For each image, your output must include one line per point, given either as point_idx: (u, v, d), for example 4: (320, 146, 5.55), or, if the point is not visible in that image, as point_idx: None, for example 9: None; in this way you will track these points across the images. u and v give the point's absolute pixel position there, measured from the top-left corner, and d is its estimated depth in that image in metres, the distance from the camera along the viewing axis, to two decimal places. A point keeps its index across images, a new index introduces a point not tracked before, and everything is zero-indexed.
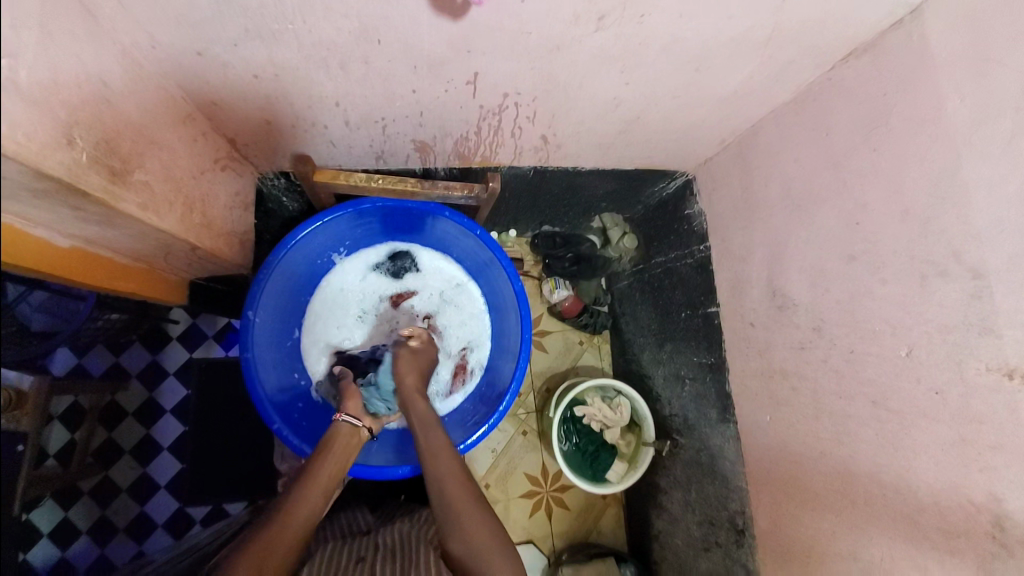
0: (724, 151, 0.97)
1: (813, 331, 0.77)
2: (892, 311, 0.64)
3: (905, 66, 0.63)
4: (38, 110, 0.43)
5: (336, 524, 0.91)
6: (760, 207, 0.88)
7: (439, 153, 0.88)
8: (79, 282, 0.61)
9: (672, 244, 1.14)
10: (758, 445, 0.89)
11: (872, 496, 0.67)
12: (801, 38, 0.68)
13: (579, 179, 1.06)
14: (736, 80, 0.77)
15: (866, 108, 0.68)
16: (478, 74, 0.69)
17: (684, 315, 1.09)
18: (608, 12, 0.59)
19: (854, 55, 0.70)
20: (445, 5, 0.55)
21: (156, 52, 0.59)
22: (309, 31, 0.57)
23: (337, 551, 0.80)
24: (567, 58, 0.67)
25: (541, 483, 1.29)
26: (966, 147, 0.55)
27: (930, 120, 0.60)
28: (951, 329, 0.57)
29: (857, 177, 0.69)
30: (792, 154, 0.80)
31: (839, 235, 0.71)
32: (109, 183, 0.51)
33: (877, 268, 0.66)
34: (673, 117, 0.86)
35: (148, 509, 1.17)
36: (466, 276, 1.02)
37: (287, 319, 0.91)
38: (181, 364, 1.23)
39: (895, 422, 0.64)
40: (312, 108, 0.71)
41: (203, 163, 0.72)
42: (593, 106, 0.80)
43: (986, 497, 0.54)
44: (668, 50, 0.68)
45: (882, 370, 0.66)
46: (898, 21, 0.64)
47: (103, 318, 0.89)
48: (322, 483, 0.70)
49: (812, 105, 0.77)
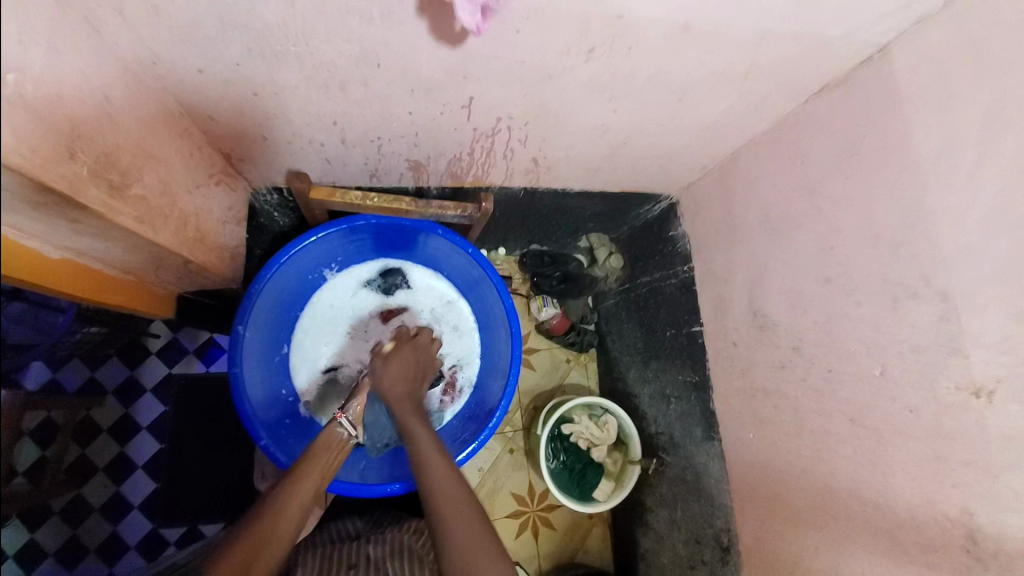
0: (706, 176, 1.01)
1: (793, 350, 0.79)
2: (867, 331, 0.67)
3: (872, 102, 0.68)
4: (44, 123, 0.43)
5: (324, 532, 0.89)
6: (741, 230, 0.91)
7: (432, 172, 0.90)
8: (65, 293, 0.60)
9: (657, 264, 1.17)
10: (742, 463, 0.90)
11: (852, 512, 0.68)
12: (777, 74, 0.73)
13: (567, 201, 1.09)
14: (717, 110, 0.81)
15: (838, 139, 0.72)
16: (474, 98, 0.71)
17: (669, 334, 1.11)
18: (598, 45, 0.62)
19: (826, 89, 0.75)
20: (445, 34, 0.58)
21: (158, 68, 0.60)
22: (312, 54, 0.59)
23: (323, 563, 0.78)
24: (558, 86, 0.70)
25: (527, 502, 1.28)
26: (931, 178, 0.60)
27: (898, 152, 0.64)
28: (922, 350, 0.60)
29: (830, 203, 0.72)
30: (770, 181, 0.84)
31: (815, 258, 0.75)
32: (108, 196, 0.52)
33: (851, 290, 0.69)
34: (659, 143, 0.89)
35: (120, 528, 1.14)
36: (457, 294, 1.03)
37: (275, 335, 0.90)
38: (160, 379, 1.22)
39: (872, 439, 0.66)
40: (309, 126, 0.73)
41: (199, 177, 0.72)
42: (582, 132, 0.83)
43: (960, 512, 0.56)
44: (654, 81, 0.71)
45: (859, 389, 0.68)
46: (867, 60, 0.69)
47: (82, 332, 0.88)
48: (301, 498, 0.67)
49: (789, 135, 0.81)
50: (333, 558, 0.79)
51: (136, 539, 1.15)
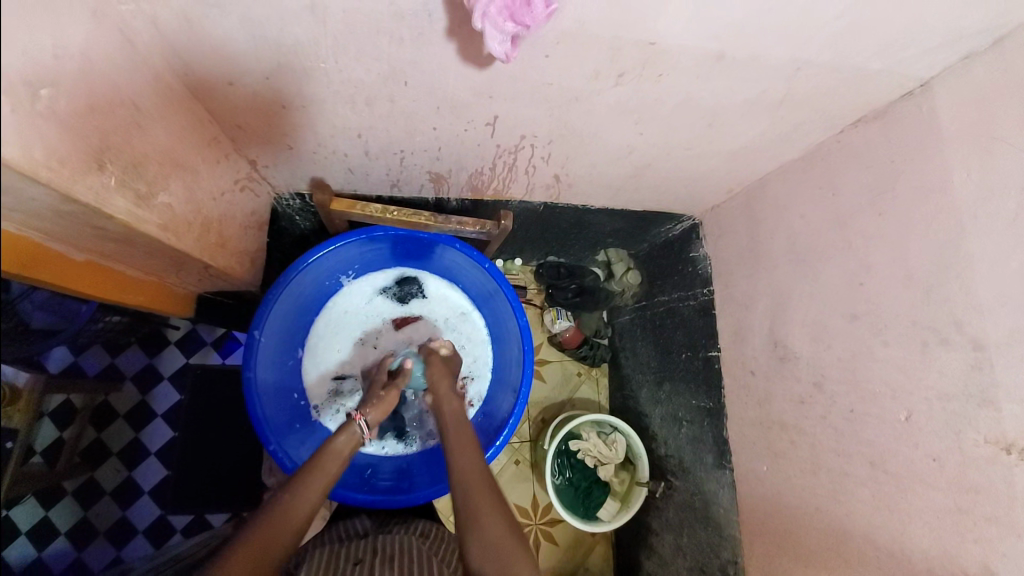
0: (732, 199, 0.98)
1: (814, 386, 0.77)
2: (894, 374, 0.64)
3: (912, 138, 0.65)
4: (74, 137, 0.44)
5: (332, 529, 0.90)
6: (766, 257, 0.89)
7: (453, 184, 0.90)
8: (88, 294, 0.61)
9: (675, 284, 1.15)
10: (754, 495, 0.88)
11: (867, 559, 0.66)
12: (812, 104, 0.71)
13: (587, 217, 1.08)
14: (747, 136, 0.79)
15: (873, 173, 0.69)
16: (498, 116, 0.71)
17: (685, 356, 1.09)
18: (628, 70, 0.61)
19: (864, 121, 0.72)
20: (472, 56, 0.57)
21: (189, 78, 0.61)
22: (340, 70, 0.60)
23: (328, 559, 0.77)
24: (584, 108, 0.69)
25: (530, 515, 1.27)
26: (970, 222, 0.57)
27: (936, 192, 0.61)
28: (951, 399, 0.58)
29: (863, 239, 0.70)
30: (799, 211, 0.82)
31: (843, 293, 0.72)
32: (134, 206, 0.53)
33: (879, 329, 0.67)
34: (684, 166, 0.88)
35: (131, 513, 1.16)
36: (471, 305, 1.02)
37: (290, 340, 0.91)
38: (177, 368, 1.24)
39: (892, 486, 0.64)
40: (334, 136, 0.73)
41: (224, 184, 0.73)
42: (606, 152, 0.82)
43: (981, 570, 0.53)
44: (682, 106, 0.70)
45: (881, 432, 0.66)
46: (908, 94, 0.66)
47: (105, 320, 0.90)
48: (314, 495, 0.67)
49: (822, 164, 0.78)
50: (340, 553, 0.79)
51: (146, 524, 1.17)
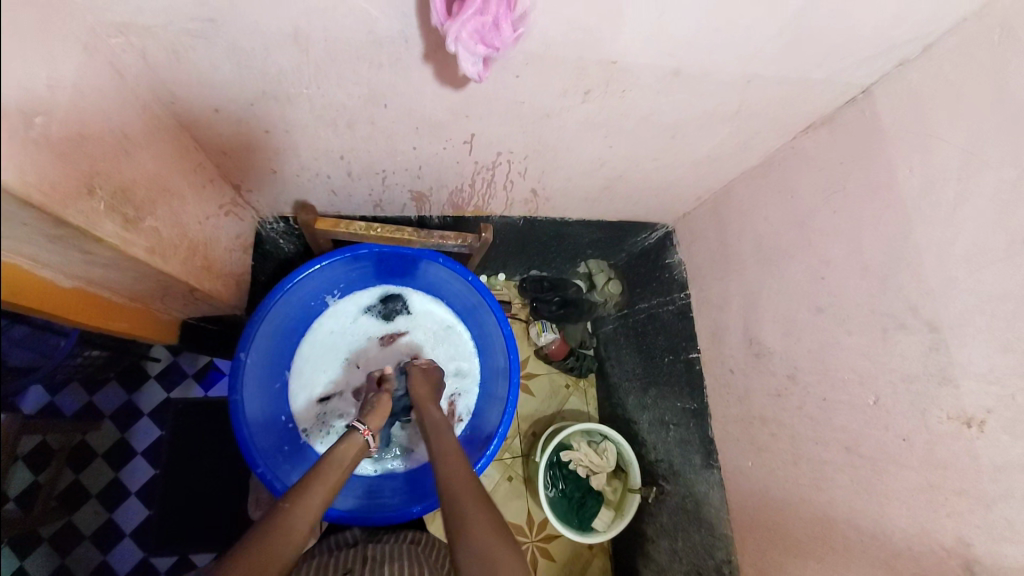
0: (701, 207, 1.03)
1: (789, 378, 0.80)
2: (859, 360, 0.68)
3: (858, 140, 0.71)
4: (65, 164, 0.45)
5: (321, 543, 0.88)
6: (735, 259, 0.93)
7: (434, 202, 0.93)
8: (73, 321, 0.60)
9: (654, 291, 1.19)
10: (742, 491, 0.90)
11: (851, 542, 0.68)
12: (763, 113, 0.76)
13: (565, 229, 1.12)
14: (708, 146, 0.84)
15: (825, 175, 0.75)
16: (475, 134, 0.74)
17: (668, 360, 1.12)
18: (593, 88, 0.66)
19: (813, 128, 0.78)
20: (448, 79, 0.61)
21: (175, 107, 0.63)
22: (322, 95, 0.63)
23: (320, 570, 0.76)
24: (555, 125, 0.73)
25: (525, 532, 1.26)
26: (916, 214, 0.62)
27: (881, 188, 0.66)
28: (913, 380, 0.61)
29: (820, 235, 0.75)
30: (762, 214, 0.87)
31: (807, 288, 0.77)
32: (122, 229, 0.54)
33: (842, 319, 0.71)
34: (653, 176, 0.92)
35: (112, 556, 1.10)
36: (456, 319, 1.03)
37: (276, 362, 0.91)
38: (157, 404, 1.17)
39: (868, 468, 0.67)
40: (318, 160, 0.76)
41: (209, 209, 0.74)
42: (580, 166, 0.86)
43: (955, 542, 0.56)
44: (646, 120, 0.75)
45: (854, 418, 0.69)
46: (851, 100, 0.72)
47: (85, 355, 0.83)
48: (313, 513, 0.63)
49: (779, 168, 0.84)
50: (328, 566, 0.78)
51: (128, 567, 1.11)
